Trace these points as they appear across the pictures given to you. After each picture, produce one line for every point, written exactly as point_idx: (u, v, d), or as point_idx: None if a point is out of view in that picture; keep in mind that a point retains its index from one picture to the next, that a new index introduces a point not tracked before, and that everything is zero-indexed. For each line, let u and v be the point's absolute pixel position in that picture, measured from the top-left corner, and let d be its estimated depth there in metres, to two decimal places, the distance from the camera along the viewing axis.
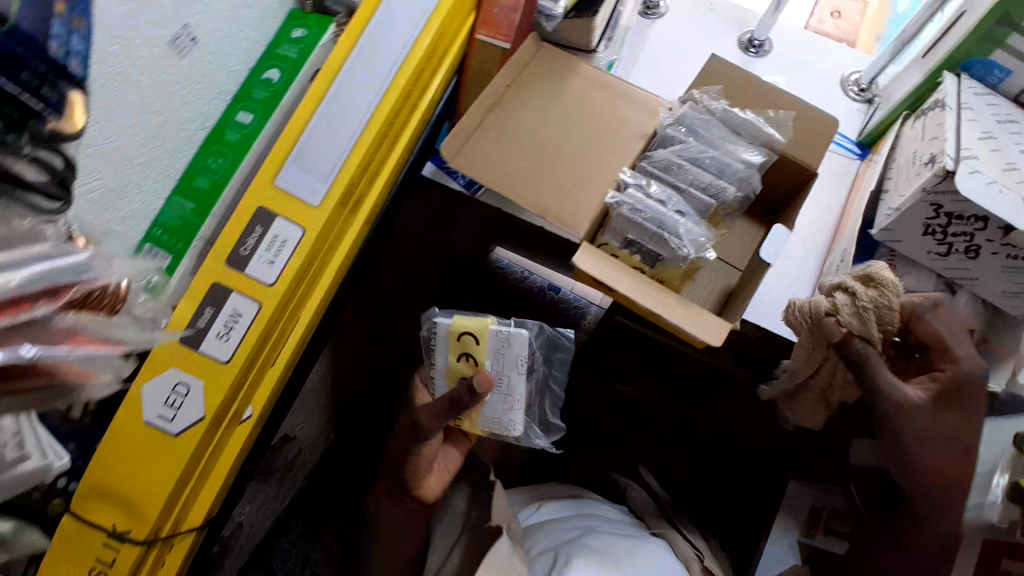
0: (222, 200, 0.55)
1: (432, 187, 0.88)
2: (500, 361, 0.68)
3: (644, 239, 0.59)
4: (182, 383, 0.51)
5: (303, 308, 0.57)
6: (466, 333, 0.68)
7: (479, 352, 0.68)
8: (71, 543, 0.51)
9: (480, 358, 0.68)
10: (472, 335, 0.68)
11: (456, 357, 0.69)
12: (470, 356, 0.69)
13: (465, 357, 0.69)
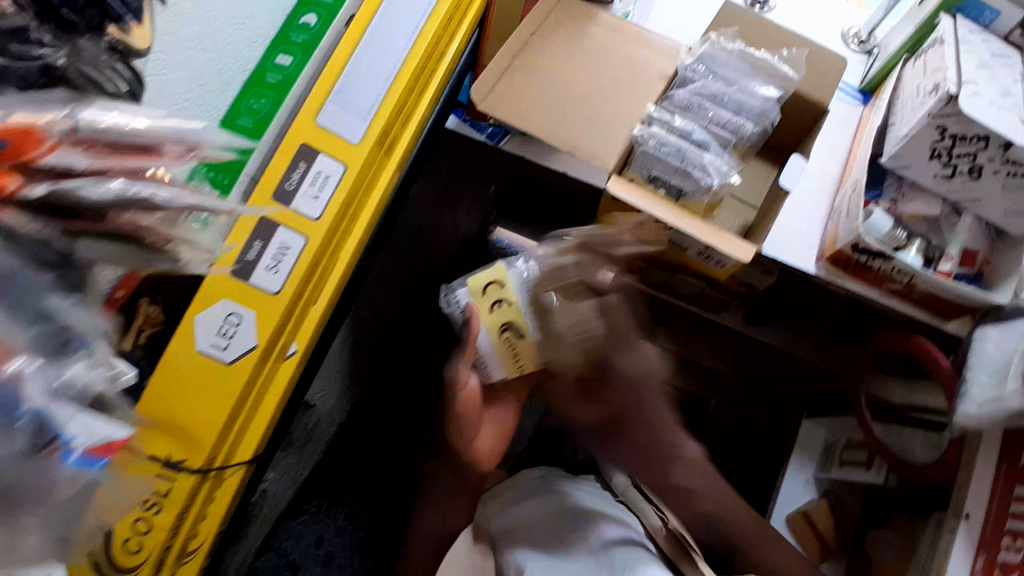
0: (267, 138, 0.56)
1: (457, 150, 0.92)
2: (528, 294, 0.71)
3: (665, 176, 0.61)
4: (234, 313, 0.54)
5: (344, 248, 0.59)
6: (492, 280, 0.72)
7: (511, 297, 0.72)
8: None
9: (511, 300, 0.71)
10: (495, 283, 0.73)
11: (491, 307, 0.72)
12: (503, 301, 0.72)
13: (498, 304, 0.72)
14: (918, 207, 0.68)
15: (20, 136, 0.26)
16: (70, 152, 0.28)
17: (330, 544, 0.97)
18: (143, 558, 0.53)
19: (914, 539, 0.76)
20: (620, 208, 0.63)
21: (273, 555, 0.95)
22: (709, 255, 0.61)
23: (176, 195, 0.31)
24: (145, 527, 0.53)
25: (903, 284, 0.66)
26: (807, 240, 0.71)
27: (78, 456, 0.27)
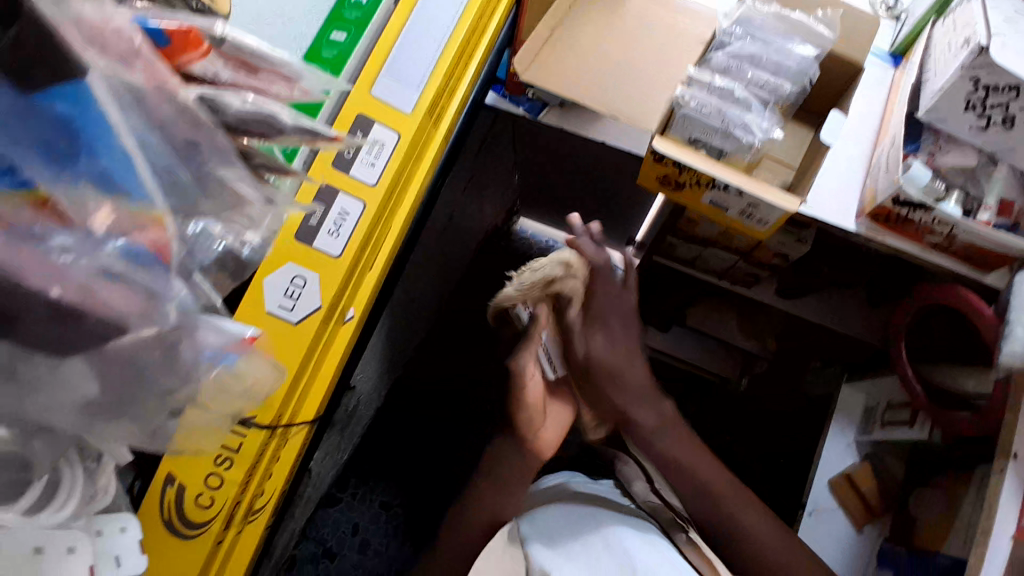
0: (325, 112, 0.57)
1: (494, 134, 0.95)
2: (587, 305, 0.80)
3: (704, 138, 0.63)
4: (299, 276, 0.56)
5: (397, 214, 0.62)
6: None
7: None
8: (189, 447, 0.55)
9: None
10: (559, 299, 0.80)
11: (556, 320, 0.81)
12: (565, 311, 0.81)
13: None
14: (954, 159, 0.70)
15: (188, 40, 0.31)
16: (215, 60, 0.33)
17: (365, 531, 1.18)
18: (213, 513, 0.56)
19: (958, 491, 0.80)
20: (660, 172, 0.65)
21: (311, 542, 1.16)
22: (751, 213, 0.63)
23: (294, 117, 0.36)
24: (217, 482, 0.56)
25: (942, 236, 0.70)
26: (845, 202, 0.74)
27: (214, 352, 0.36)
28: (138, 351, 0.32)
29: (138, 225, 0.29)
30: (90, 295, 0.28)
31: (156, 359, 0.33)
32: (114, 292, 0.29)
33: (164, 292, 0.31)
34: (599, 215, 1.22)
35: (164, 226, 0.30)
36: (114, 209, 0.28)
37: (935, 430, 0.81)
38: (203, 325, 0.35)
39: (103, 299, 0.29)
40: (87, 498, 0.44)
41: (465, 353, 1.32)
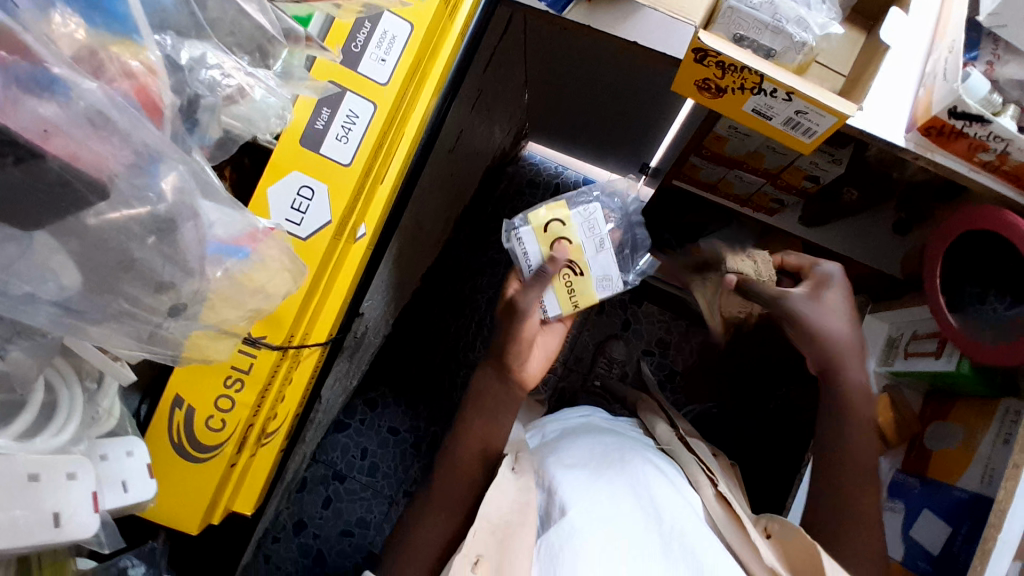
0: None
1: (508, 42, 0.88)
2: (589, 231, 0.77)
3: (754, 35, 0.57)
4: (306, 187, 0.52)
5: (412, 116, 0.56)
6: (553, 219, 0.76)
7: (572, 235, 0.76)
8: (200, 369, 0.53)
9: (572, 237, 0.76)
10: (557, 221, 0.77)
11: (550, 245, 0.76)
12: (562, 239, 0.77)
13: (557, 241, 0.77)
14: (1013, 70, 0.65)
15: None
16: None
17: (374, 455, 1.19)
18: (225, 436, 0.53)
19: (979, 423, 0.80)
20: (700, 76, 0.59)
21: (321, 465, 1.17)
22: (797, 122, 0.58)
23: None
24: (228, 404, 0.53)
25: (995, 153, 0.65)
26: (893, 115, 0.68)
27: (215, 246, 0.39)
28: (124, 234, 0.34)
29: (110, 49, 0.33)
30: (61, 135, 0.28)
31: (150, 244, 0.36)
32: (89, 136, 0.30)
33: (151, 144, 0.33)
34: (614, 138, 1.15)
35: (143, 57, 0.34)
36: (88, 27, 0.32)
37: (961, 358, 0.79)
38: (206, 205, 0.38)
39: (69, 147, 0.29)
40: (88, 420, 0.43)
41: (471, 282, 1.28)
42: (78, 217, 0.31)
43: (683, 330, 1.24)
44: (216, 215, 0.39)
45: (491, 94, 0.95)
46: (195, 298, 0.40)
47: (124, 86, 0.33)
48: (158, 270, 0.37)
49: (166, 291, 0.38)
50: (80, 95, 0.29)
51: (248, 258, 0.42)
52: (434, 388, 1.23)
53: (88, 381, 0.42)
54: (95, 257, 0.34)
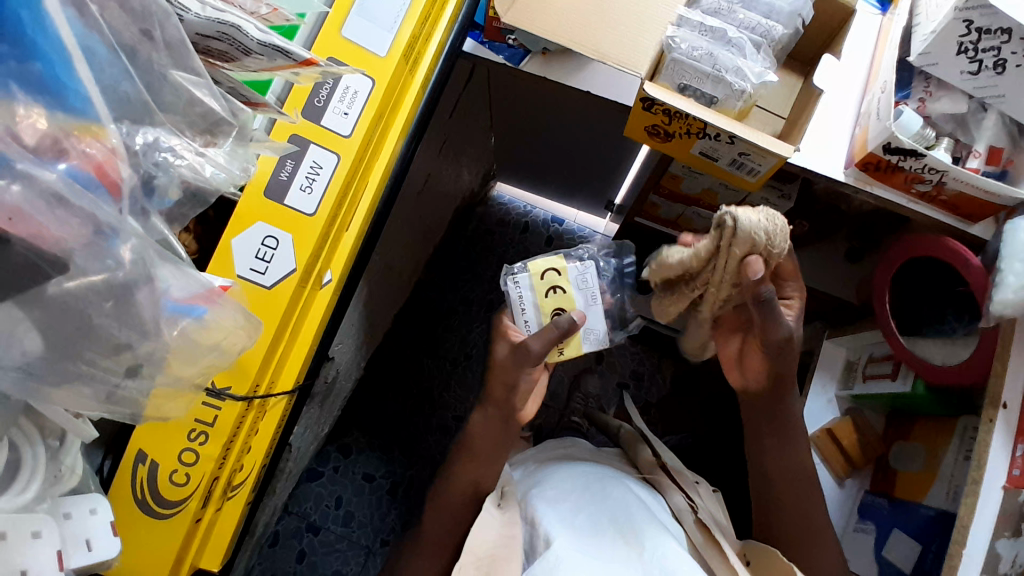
0: (300, 40, 0.55)
1: (471, 91, 0.91)
2: (584, 288, 0.73)
3: (697, 83, 0.61)
4: (271, 237, 0.53)
5: (375, 166, 0.58)
6: (549, 268, 0.73)
7: (566, 285, 0.73)
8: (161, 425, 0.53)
9: (566, 287, 0.73)
10: (554, 271, 0.73)
11: (544, 293, 0.73)
12: (557, 290, 0.73)
13: (553, 291, 0.73)
14: (945, 105, 0.70)
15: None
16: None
17: (349, 503, 1.16)
18: (188, 491, 0.52)
19: (939, 441, 0.83)
20: (649, 122, 0.62)
21: (294, 517, 1.14)
22: (742, 163, 0.62)
23: (261, 33, 0.38)
24: (192, 457, 0.53)
25: (931, 184, 0.70)
26: (833, 151, 0.73)
27: (172, 303, 0.39)
28: (82, 301, 0.35)
29: (73, 137, 0.33)
30: (27, 222, 0.31)
31: (107, 308, 0.36)
32: (51, 216, 0.32)
33: (110, 221, 0.34)
34: (578, 178, 1.19)
35: (105, 142, 0.34)
36: (49, 115, 0.32)
37: (916, 379, 0.82)
38: (163, 268, 0.39)
39: (34, 227, 0.31)
40: (50, 479, 0.41)
41: (444, 322, 1.29)
42: (39, 287, 0.33)
43: (654, 361, 1.26)
44: (174, 278, 0.40)
45: (455, 139, 0.98)
46: (151, 359, 0.39)
47: (80, 163, 0.33)
48: (115, 334, 0.37)
49: (123, 352, 0.38)
50: (42, 179, 0.31)
51: (204, 317, 0.41)
52: (410, 430, 1.22)
53: (51, 437, 0.41)
54: (55, 325, 0.34)
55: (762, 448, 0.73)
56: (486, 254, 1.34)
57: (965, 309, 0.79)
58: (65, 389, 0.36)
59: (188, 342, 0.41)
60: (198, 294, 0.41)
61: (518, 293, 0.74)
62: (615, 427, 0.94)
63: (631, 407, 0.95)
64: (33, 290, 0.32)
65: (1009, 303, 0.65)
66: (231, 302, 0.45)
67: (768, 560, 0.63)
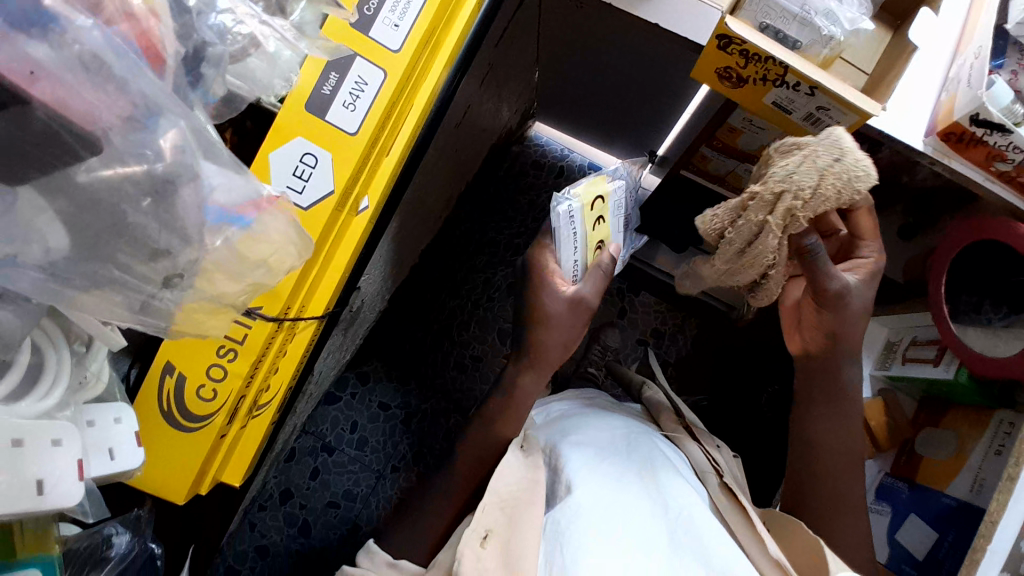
0: None
1: (521, 17, 0.85)
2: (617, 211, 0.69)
3: (781, 24, 0.55)
4: (310, 154, 0.51)
5: (423, 85, 0.53)
6: (600, 196, 0.65)
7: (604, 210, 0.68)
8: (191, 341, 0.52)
9: (604, 214, 0.68)
10: (598, 197, 0.65)
11: (593, 225, 0.66)
12: (599, 217, 0.67)
13: (598, 220, 0.67)
14: None
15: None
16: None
17: (363, 429, 1.18)
18: (215, 407, 0.52)
19: (972, 431, 0.80)
20: (722, 63, 0.57)
21: (310, 437, 1.17)
22: (818, 118, 0.58)
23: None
24: (220, 373, 0.53)
25: (1013, 164, 0.64)
26: (912, 117, 0.67)
27: (215, 211, 0.37)
28: (116, 195, 0.33)
29: None
30: (49, 78, 0.28)
31: (145, 207, 0.34)
32: (84, 81, 0.30)
33: (147, 96, 0.33)
34: (622, 122, 1.13)
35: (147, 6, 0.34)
36: None
37: (960, 368, 0.79)
38: (208, 167, 0.37)
39: (58, 93, 0.28)
40: (76, 385, 0.41)
41: (469, 262, 1.27)
42: (66, 172, 0.31)
43: (678, 322, 1.22)
44: (219, 178, 0.38)
45: (499, 69, 0.93)
46: (192, 269, 0.38)
47: (124, 28, 0.33)
48: (154, 237, 0.35)
49: (161, 259, 0.36)
50: (77, 37, 0.30)
51: (253, 225, 0.40)
52: (428, 366, 1.22)
53: (76, 342, 0.41)
54: (85, 221, 0.33)
55: (806, 415, 0.71)
56: (517, 196, 1.31)
57: (1004, 300, 0.77)
58: (102, 295, 0.35)
59: (233, 254, 0.39)
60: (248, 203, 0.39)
61: (568, 228, 0.63)
62: (638, 383, 0.93)
63: (654, 364, 0.93)
64: (62, 176, 0.31)
65: None
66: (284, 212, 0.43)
67: (781, 526, 0.63)
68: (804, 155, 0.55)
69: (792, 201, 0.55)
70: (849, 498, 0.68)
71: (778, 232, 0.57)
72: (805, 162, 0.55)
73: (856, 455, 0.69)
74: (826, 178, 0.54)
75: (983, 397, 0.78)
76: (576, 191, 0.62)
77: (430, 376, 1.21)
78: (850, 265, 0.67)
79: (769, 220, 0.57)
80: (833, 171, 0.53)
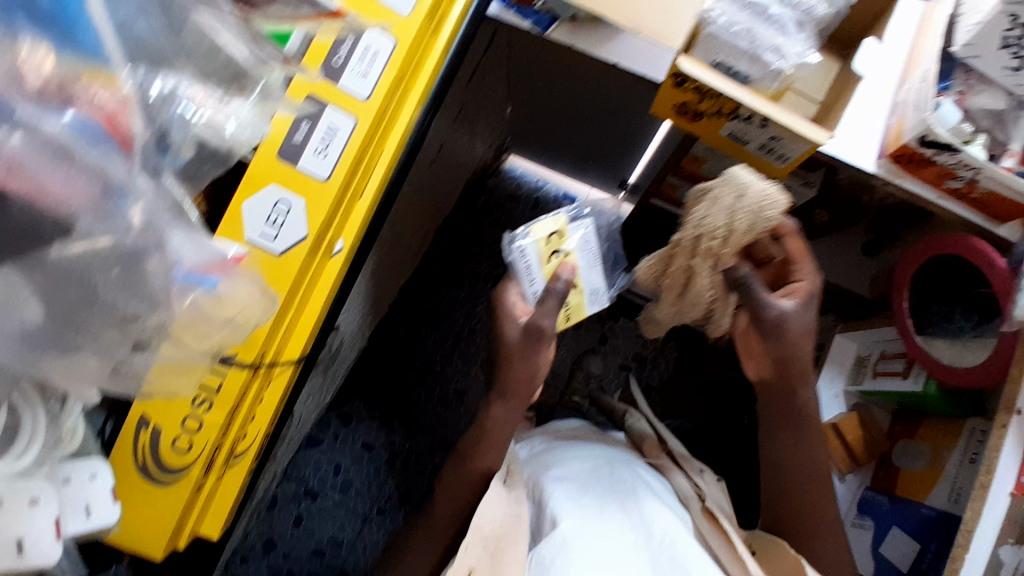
0: None
1: (489, 59, 0.88)
2: (586, 249, 0.71)
3: (731, 61, 0.58)
4: (283, 201, 0.52)
5: (393, 129, 0.55)
6: (553, 231, 0.68)
7: (567, 248, 0.70)
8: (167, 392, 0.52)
9: (568, 251, 0.70)
10: (556, 234, 0.69)
11: (549, 259, 0.69)
12: (559, 253, 0.69)
13: (557, 255, 0.69)
14: (984, 100, 0.67)
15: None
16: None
17: (347, 471, 1.16)
18: (191, 458, 0.52)
19: (945, 442, 0.82)
20: (679, 99, 0.59)
21: (293, 482, 1.14)
22: (771, 148, 0.60)
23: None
24: (195, 425, 0.52)
25: (963, 181, 0.67)
26: (865, 141, 0.70)
27: (183, 271, 0.37)
28: (89, 268, 0.33)
29: (82, 81, 0.31)
30: (24, 171, 0.29)
31: (114, 275, 0.34)
32: (53, 170, 0.30)
33: (119, 179, 0.33)
34: (593, 153, 1.16)
35: (116, 87, 0.33)
36: (55, 57, 0.30)
37: (928, 380, 0.81)
38: (178, 235, 0.37)
39: (35, 180, 0.29)
40: (51, 443, 0.41)
41: (448, 295, 1.28)
42: (40, 252, 0.31)
43: (658, 345, 1.24)
44: (187, 244, 0.37)
45: (470, 107, 0.95)
46: (158, 333, 0.38)
47: (91, 116, 0.31)
48: (119, 306, 0.35)
49: (130, 325, 0.36)
50: (46, 129, 0.30)
51: (217, 288, 0.40)
52: (411, 402, 1.21)
53: (52, 400, 0.40)
54: (59, 294, 0.33)
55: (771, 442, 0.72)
56: (493, 229, 1.32)
57: (975, 309, 0.78)
58: (69, 361, 0.35)
59: (199, 311, 0.39)
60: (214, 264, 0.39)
61: (519, 262, 0.68)
62: (621, 410, 0.94)
63: (636, 390, 0.94)
64: (35, 255, 0.31)
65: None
66: (243, 274, 0.43)
67: (777, 550, 0.62)
68: (711, 199, 0.63)
69: (709, 242, 0.64)
70: (829, 514, 0.69)
71: (706, 269, 0.66)
72: (713, 206, 0.63)
73: (824, 472, 0.70)
74: (734, 216, 0.62)
75: (955, 407, 0.80)
76: (527, 231, 0.68)
77: (413, 412, 1.21)
78: (784, 291, 0.69)
79: (695, 261, 0.66)
80: (737, 209, 0.61)
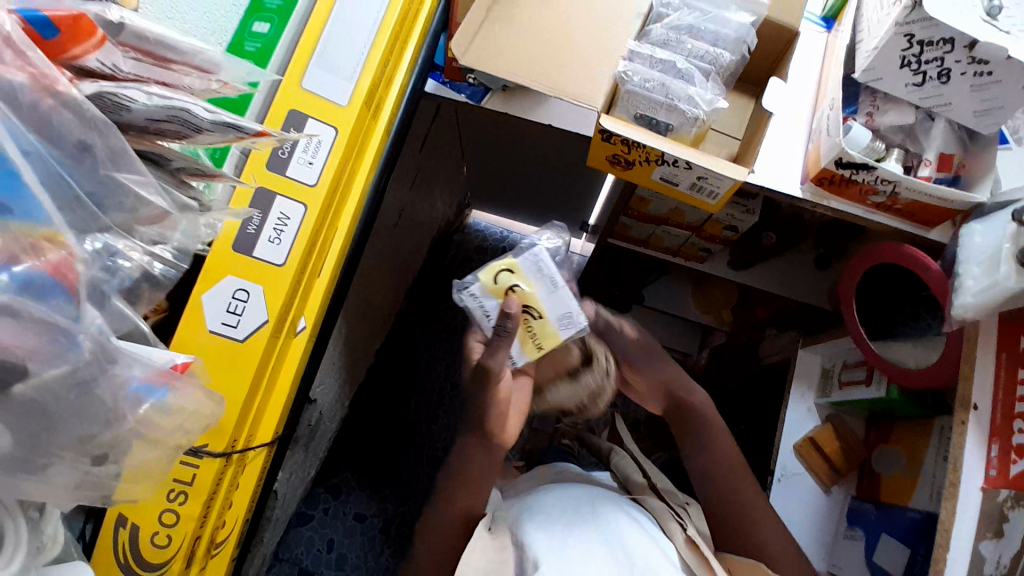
0: (253, 108, 0.55)
1: (438, 128, 0.93)
2: (540, 278, 0.69)
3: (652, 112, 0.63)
4: (241, 290, 0.54)
5: (344, 208, 0.59)
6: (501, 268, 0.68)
7: (523, 279, 0.69)
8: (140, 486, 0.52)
9: (523, 284, 0.69)
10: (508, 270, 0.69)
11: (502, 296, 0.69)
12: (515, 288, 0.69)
13: (512, 291, 0.69)
14: (894, 117, 0.72)
15: (79, 29, 0.32)
16: (114, 50, 0.34)
17: (340, 546, 1.14)
18: (171, 553, 0.52)
19: (918, 444, 0.85)
20: (609, 152, 0.64)
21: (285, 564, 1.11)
22: (701, 186, 0.64)
23: (211, 112, 0.37)
24: (172, 518, 0.52)
25: (886, 195, 0.72)
26: (789, 168, 0.76)
27: (140, 382, 0.38)
28: (45, 397, 0.34)
29: (36, 242, 0.32)
30: None
31: (70, 400, 0.35)
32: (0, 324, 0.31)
33: (70, 326, 0.33)
34: (551, 202, 1.21)
35: (64, 246, 0.33)
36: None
37: (890, 386, 0.84)
38: (128, 358, 0.38)
39: None
40: (34, 549, 0.40)
41: (425, 353, 1.30)
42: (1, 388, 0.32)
43: None
44: (139, 361, 0.38)
45: (426, 173, 1.00)
46: (117, 445, 0.39)
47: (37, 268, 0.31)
48: (80, 427, 0.36)
49: (88, 442, 0.37)
50: None
51: (168, 399, 0.40)
52: (397, 466, 1.20)
53: (30, 508, 0.40)
54: (21, 424, 0.34)
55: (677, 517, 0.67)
56: None
57: (938, 305, 0.81)
58: (38, 480, 0.36)
59: (150, 424, 0.40)
60: (163, 374, 0.40)
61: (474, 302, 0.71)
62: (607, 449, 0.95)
63: (619, 423, 0.95)
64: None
65: (969, 303, 0.68)
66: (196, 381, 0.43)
67: None
68: None
69: None
70: None
71: None
72: None
73: None
74: None
75: (921, 407, 0.83)
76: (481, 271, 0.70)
77: (401, 476, 1.19)
78: None
79: None
80: None
